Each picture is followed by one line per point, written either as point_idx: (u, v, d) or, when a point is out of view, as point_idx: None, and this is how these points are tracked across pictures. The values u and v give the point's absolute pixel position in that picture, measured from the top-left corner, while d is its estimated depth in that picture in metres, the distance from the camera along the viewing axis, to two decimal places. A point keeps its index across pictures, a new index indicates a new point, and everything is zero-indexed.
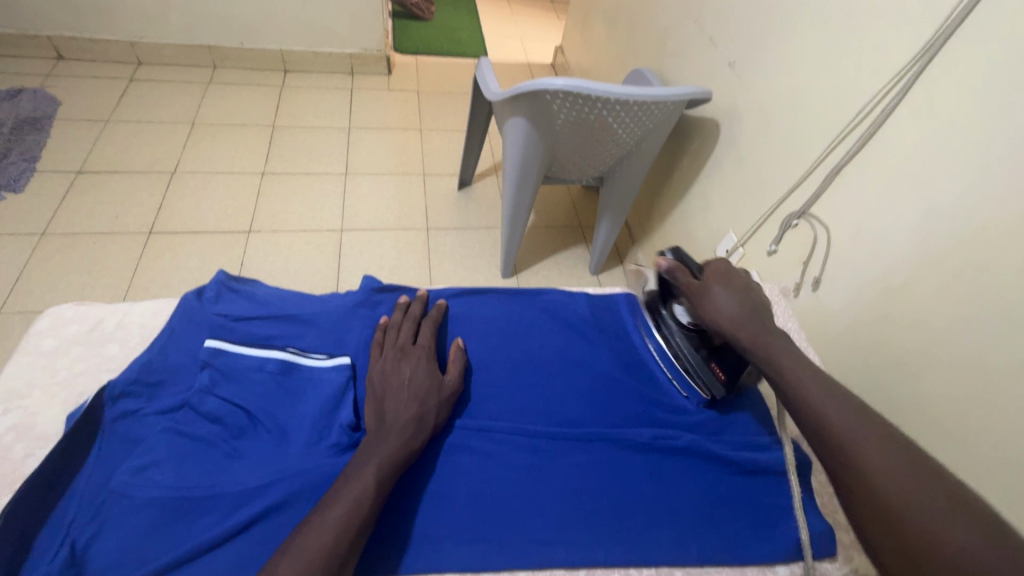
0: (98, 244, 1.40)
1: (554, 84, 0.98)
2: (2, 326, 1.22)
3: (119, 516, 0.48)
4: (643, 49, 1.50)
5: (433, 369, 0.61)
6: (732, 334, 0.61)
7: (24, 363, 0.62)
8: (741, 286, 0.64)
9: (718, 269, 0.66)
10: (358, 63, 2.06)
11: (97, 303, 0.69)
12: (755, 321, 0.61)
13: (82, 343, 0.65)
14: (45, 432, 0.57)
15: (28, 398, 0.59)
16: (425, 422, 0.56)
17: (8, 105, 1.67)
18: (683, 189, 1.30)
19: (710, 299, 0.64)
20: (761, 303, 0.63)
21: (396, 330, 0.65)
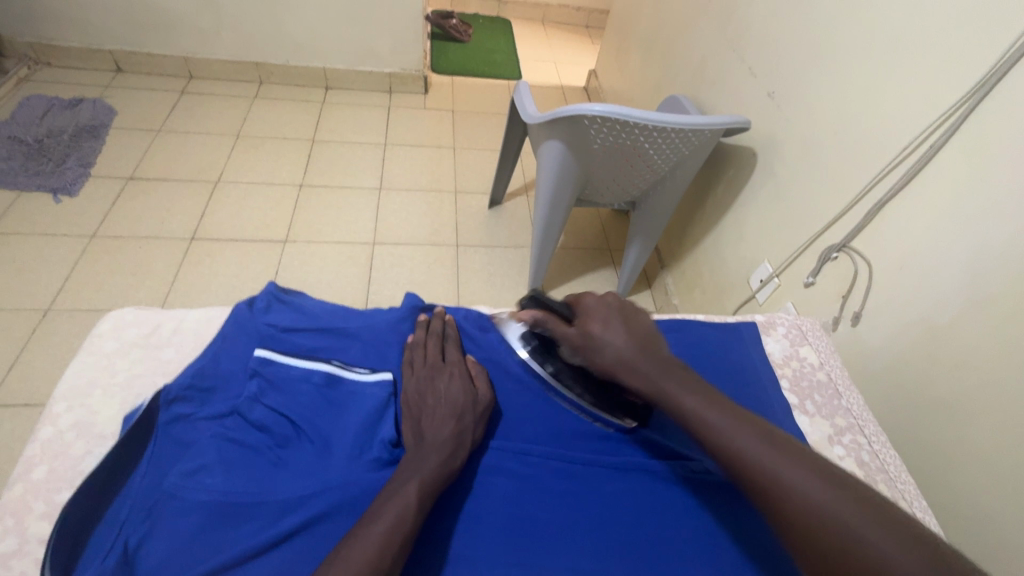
0: (143, 248, 1.46)
1: (593, 109, 1.00)
2: (51, 323, 1.28)
3: (169, 517, 0.50)
4: (680, 76, 1.51)
5: (466, 383, 0.61)
6: (623, 381, 0.57)
7: (87, 362, 0.65)
8: (621, 320, 0.60)
9: (590, 308, 0.61)
10: (397, 82, 2.13)
11: (156, 307, 0.72)
12: (648, 356, 0.57)
13: (140, 346, 0.67)
14: (103, 431, 0.60)
15: (89, 396, 0.62)
16: (463, 439, 0.56)
17: (69, 114, 1.77)
18: (716, 216, 1.29)
19: (596, 346, 0.59)
20: (640, 326, 0.60)
21: (422, 348, 0.65)
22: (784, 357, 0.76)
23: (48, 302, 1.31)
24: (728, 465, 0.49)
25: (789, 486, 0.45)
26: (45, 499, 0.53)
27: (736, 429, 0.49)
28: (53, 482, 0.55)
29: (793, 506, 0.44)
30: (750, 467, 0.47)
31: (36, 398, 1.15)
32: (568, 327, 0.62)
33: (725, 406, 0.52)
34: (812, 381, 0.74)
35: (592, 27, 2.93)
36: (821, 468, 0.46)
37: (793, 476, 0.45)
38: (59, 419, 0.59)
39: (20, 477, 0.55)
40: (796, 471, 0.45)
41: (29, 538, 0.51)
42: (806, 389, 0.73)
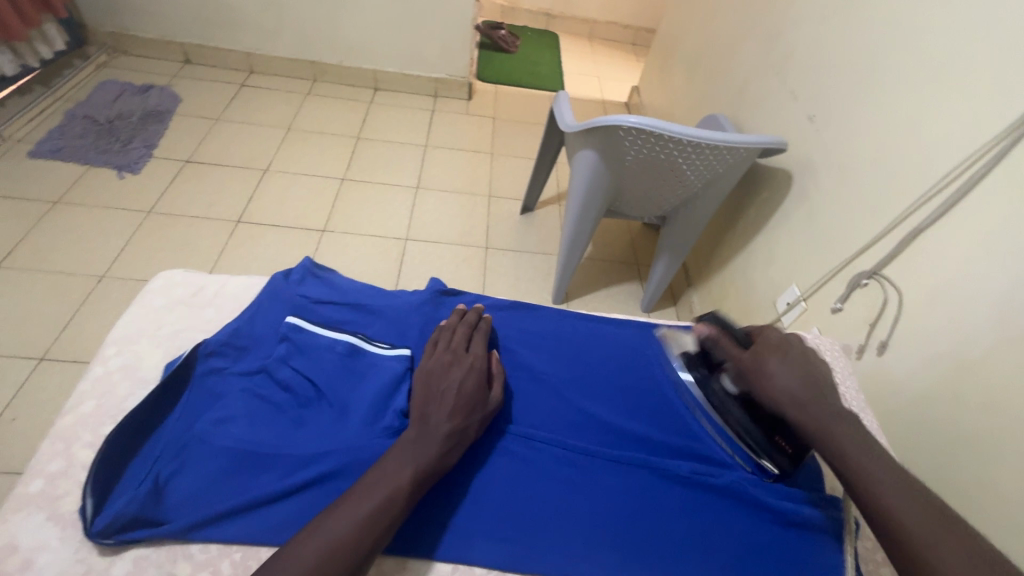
0: (192, 226, 1.55)
1: (626, 121, 1.02)
2: (103, 290, 1.37)
3: (195, 458, 0.54)
4: (721, 96, 1.52)
5: (482, 380, 0.62)
6: (788, 418, 0.58)
7: (137, 313, 0.70)
8: (800, 361, 0.62)
9: (773, 343, 0.64)
10: (443, 87, 2.20)
11: (203, 272, 0.77)
12: (821, 399, 0.58)
13: (185, 304, 0.73)
14: (146, 375, 0.65)
15: (137, 344, 0.67)
16: (465, 435, 0.58)
17: (139, 98, 1.91)
18: (747, 237, 1.28)
19: (768, 376, 0.61)
20: (821, 372, 0.61)
21: (449, 334, 0.66)
22: None
23: (103, 270, 1.41)
24: (873, 514, 0.49)
25: (938, 557, 0.44)
26: (91, 431, 0.59)
27: (879, 470, 0.50)
28: (98, 417, 0.60)
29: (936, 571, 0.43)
30: (895, 525, 0.47)
31: (83, 358, 1.23)
32: (742, 351, 0.66)
33: (868, 441, 0.53)
34: None
35: (638, 45, 2.96)
36: (981, 551, 0.43)
37: (945, 549, 0.44)
38: (110, 361, 0.65)
39: (72, 408, 0.60)
40: (941, 532, 0.45)
41: (75, 464, 0.56)
42: None
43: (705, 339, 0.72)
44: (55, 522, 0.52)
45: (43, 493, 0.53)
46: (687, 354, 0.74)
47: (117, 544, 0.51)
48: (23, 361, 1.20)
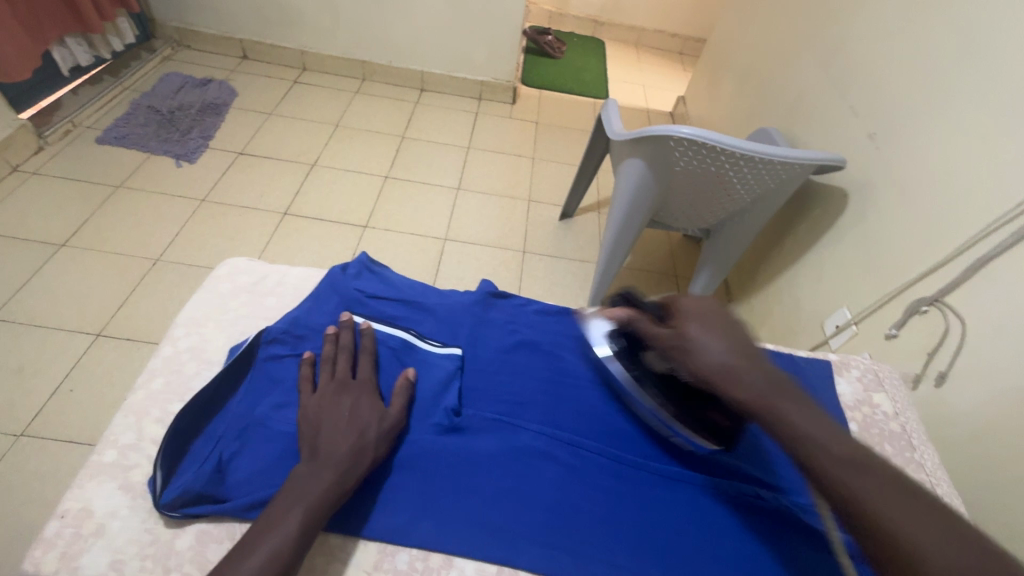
0: (243, 216, 1.61)
1: (681, 131, 1.00)
2: (158, 272, 1.43)
3: (252, 441, 0.56)
4: (774, 110, 1.48)
5: (373, 404, 0.59)
6: (723, 391, 0.52)
7: (205, 297, 0.73)
8: (723, 327, 0.56)
9: (696, 311, 0.57)
10: (487, 90, 2.22)
11: (264, 261, 0.80)
12: (755, 370, 0.52)
13: (249, 291, 0.75)
14: (212, 356, 0.67)
15: (203, 326, 0.70)
16: (361, 460, 0.54)
17: (199, 91, 1.99)
18: (795, 255, 1.24)
19: (694, 351, 0.55)
20: (744, 336, 0.56)
21: (327, 363, 0.62)
22: (855, 401, 0.73)
23: (159, 253, 1.47)
24: (850, 512, 0.43)
25: (930, 550, 0.38)
26: (161, 407, 0.61)
27: (850, 457, 0.45)
28: (168, 394, 0.62)
29: (938, 573, 0.37)
30: (878, 520, 0.41)
31: (136, 336, 1.29)
32: (661, 326, 0.60)
33: (821, 422, 0.48)
34: (883, 430, 0.70)
35: (686, 55, 2.93)
36: (966, 533, 0.39)
37: (943, 543, 0.39)
38: (179, 341, 0.68)
39: (143, 383, 0.63)
40: (934, 527, 0.40)
41: (145, 437, 0.59)
42: (876, 436, 0.69)
43: (620, 322, 0.66)
44: (125, 490, 0.54)
45: (115, 463, 0.56)
46: (615, 341, 0.67)
47: (180, 518, 0.52)
48: (82, 336, 1.27)
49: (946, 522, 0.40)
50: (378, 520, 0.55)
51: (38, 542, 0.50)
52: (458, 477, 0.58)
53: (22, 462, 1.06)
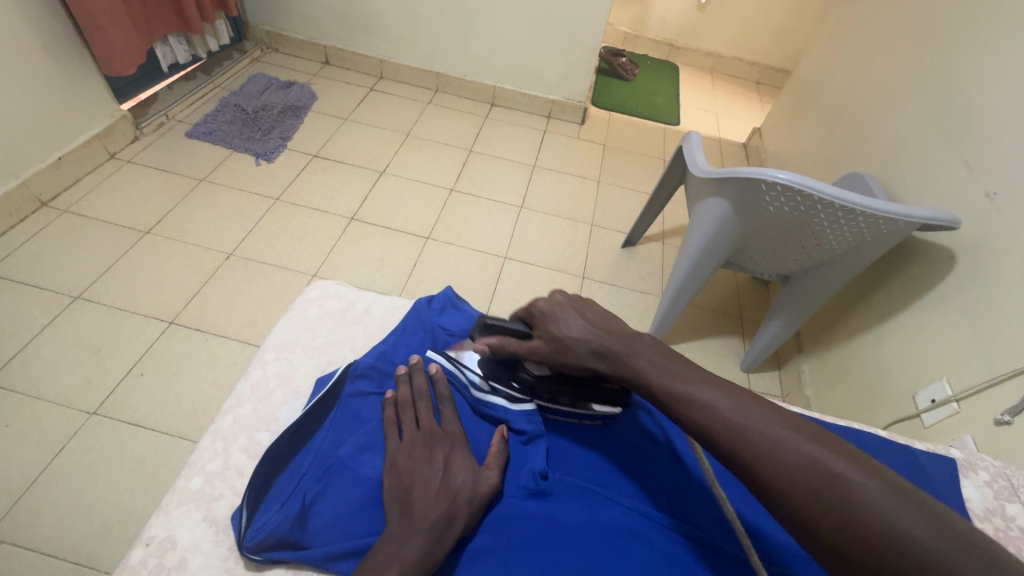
0: (312, 217, 1.65)
1: (777, 175, 0.95)
2: (229, 266, 1.48)
3: (336, 484, 0.58)
4: (868, 154, 1.39)
5: (466, 463, 0.58)
6: (598, 368, 0.57)
7: (297, 320, 0.79)
8: (577, 313, 0.61)
9: (547, 314, 0.62)
10: (557, 109, 2.21)
11: (352, 287, 0.85)
12: (614, 339, 0.57)
13: (337, 318, 0.81)
14: (298, 385, 0.72)
15: (292, 352, 0.75)
16: (453, 524, 0.53)
17: (282, 93, 2.08)
18: (885, 314, 1.15)
19: (566, 347, 0.59)
20: (600, 313, 0.61)
21: (410, 413, 0.63)
22: (986, 509, 0.65)
23: (232, 248, 1.53)
24: (696, 429, 0.47)
25: (781, 452, 0.42)
26: (247, 435, 0.66)
27: (707, 386, 0.49)
28: (255, 421, 0.68)
29: (767, 458, 0.43)
30: (736, 431, 0.45)
31: (204, 328, 1.33)
32: (531, 339, 0.63)
33: (677, 363, 0.53)
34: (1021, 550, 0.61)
35: (762, 84, 2.84)
36: (772, 403, 0.47)
37: (784, 437, 0.43)
38: (269, 365, 0.73)
39: (233, 408, 0.69)
40: (778, 425, 0.44)
41: (230, 465, 0.63)
42: None
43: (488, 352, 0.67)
44: (209, 523, 0.59)
45: (202, 491, 0.61)
46: (487, 370, 0.68)
47: (262, 562, 0.55)
48: (155, 322, 1.32)
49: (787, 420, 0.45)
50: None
51: (125, 566, 0.54)
52: (551, 550, 0.54)
53: (91, 442, 1.11)
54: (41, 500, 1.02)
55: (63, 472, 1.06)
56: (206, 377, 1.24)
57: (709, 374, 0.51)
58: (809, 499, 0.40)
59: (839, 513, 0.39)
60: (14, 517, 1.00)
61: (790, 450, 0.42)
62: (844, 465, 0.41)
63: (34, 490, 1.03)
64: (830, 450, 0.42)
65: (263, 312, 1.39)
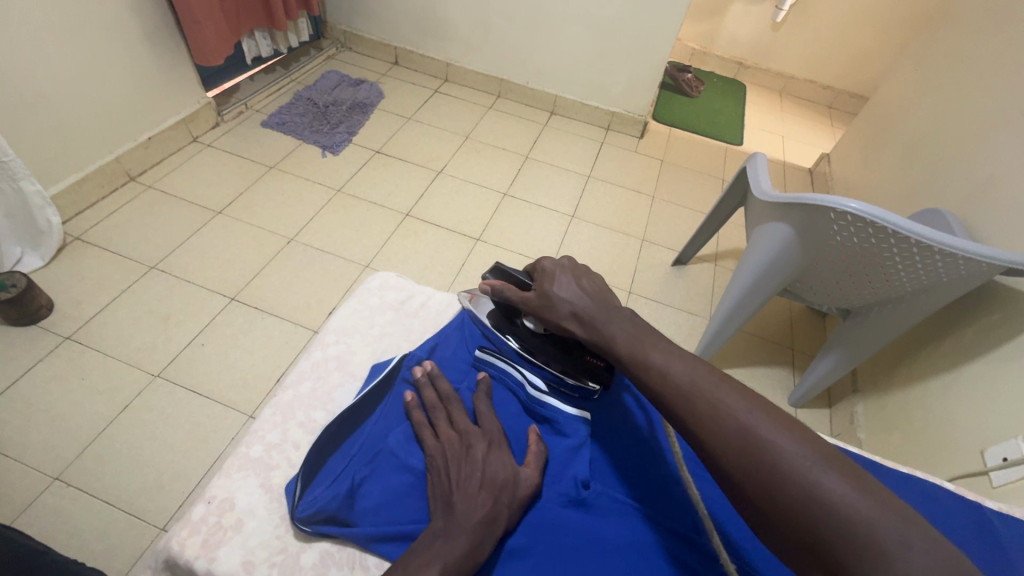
0: (369, 211, 1.72)
1: (847, 205, 0.91)
2: (289, 251, 1.55)
3: (380, 479, 0.59)
4: (950, 189, 1.30)
5: (507, 459, 0.58)
6: (574, 330, 0.61)
7: (357, 307, 0.83)
8: (577, 278, 0.65)
9: (547, 275, 0.66)
10: (617, 121, 2.20)
11: (411, 280, 0.88)
12: (599, 308, 0.60)
13: (395, 309, 0.84)
14: (355, 369, 0.75)
15: (351, 338, 0.79)
16: (494, 523, 0.53)
17: (352, 90, 2.17)
18: (957, 360, 1.07)
19: (552, 305, 0.63)
20: (598, 284, 0.64)
21: (446, 408, 0.64)
22: None
23: (293, 234, 1.60)
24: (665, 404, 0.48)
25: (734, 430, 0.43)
26: (304, 412, 0.70)
27: (681, 365, 0.49)
28: (312, 399, 0.71)
29: (723, 435, 0.43)
30: (685, 395, 0.47)
31: (262, 307, 1.40)
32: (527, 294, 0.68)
33: (667, 348, 0.52)
34: None
35: (835, 109, 2.73)
36: (729, 380, 0.47)
37: (729, 402, 0.45)
38: (329, 347, 0.77)
39: (292, 384, 0.72)
40: (741, 403, 0.44)
41: (287, 439, 0.67)
42: None
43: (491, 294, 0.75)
44: (264, 490, 0.62)
45: (260, 460, 0.64)
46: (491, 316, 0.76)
47: (311, 534, 0.58)
48: (219, 297, 1.40)
49: (742, 396, 0.45)
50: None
51: (186, 521, 0.58)
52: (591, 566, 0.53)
53: (153, 402, 1.19)
54: (105, 451, 1.11)
55: (126, 427, 1.14)
56: (260, 353, 1.31)
57: (679, 353, 0.51)
58: (759, 484, 0.40)
59: (764, 479, 0.40)
60: (80, 463, 1.08)
61: (766, 448, 0.41)
62: (775, 429, 0.42)
63: (100, 441, 1.12)
64: (766, 417, 0.43)
65: (317, 298, 1.45)
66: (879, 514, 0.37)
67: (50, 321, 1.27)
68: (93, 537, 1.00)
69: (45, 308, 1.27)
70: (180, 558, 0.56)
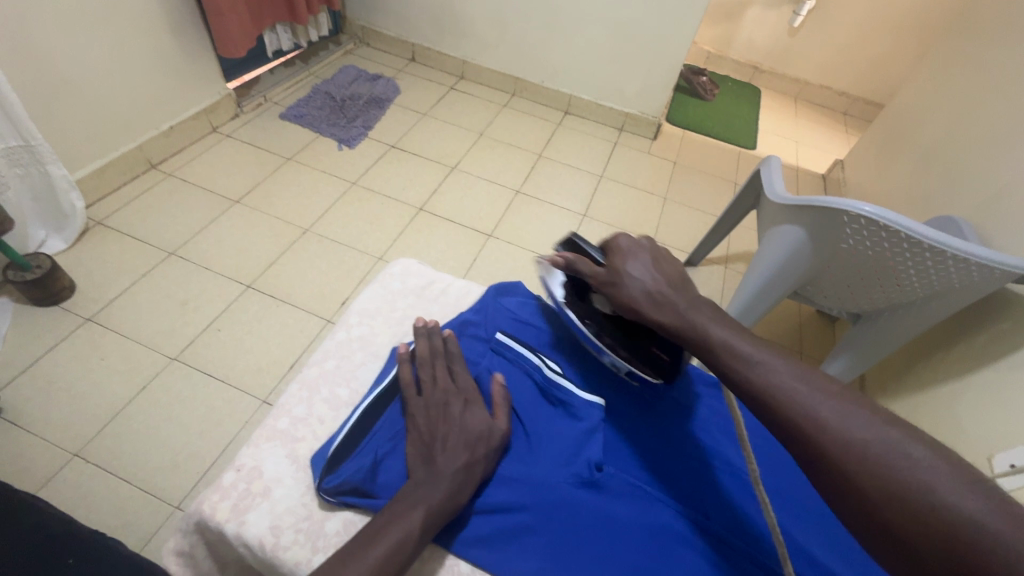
0: (383, 204, 1.74)
1: (861, 209, 0.92)
2: (305, 242, 1.58)
3: (373, 433, 0.63)
4: (965, 197, 1.30)
5: (482, 414, 0.62)
6: (649, 314, 0.57)
7: (381, 290, 0.85)
8: (656, 262, 0.62)
9: (626, 254, 0.63)
10: (631, 122, 2.21)
11: (433, 267, 0.90)
12: (677, 292, 0.58)
13: (417, 294, 0.86)
14: (378, 351, 0.77)
15: (374, 320, 0.81)
16: (472, 471, 0.57)
17: (369, 85, 2.19)
18: (968, 366, 1.07)
19: (626, 283, 0.60)
20: (675, 271, 0.61)
21: (431, 367, 0.67)
22: None
23: (308, 224, 1.63)
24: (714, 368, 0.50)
25: (789, 391, 0.43)
26: (329, 389, 0.72)
27: (732, 335, 0.50)
28: (336, 376, 0.73)
29: (775, 396, 0.44)
30: (790, 403, 0.43)
31: (277, 295, 1.43)
32: (599, 270, 0.64)
33: (717, 319, 0.53)
34: None
35: (850, 116, 2.72)
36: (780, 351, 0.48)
37: (839, 414, 0.41)
38: (353, 329, 0.79)
39: (317, 362, 0.75)
40: (792, 369, 0.45)
41: (312, 413, 0.69)
42: None
43: (562, 267, 0.70)
44: (291, 460, 0.64)
45: (287, 432, 0.66)
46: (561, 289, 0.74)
47: (335, 504, 0.59)
48: (235, 285, 1.43)
49: (795, 363, 0.46)
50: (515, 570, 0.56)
51: (217, 487, 0.60)
52: (596, 542, 0.56)
53: (169, 384, 1.22)
54: (123, 429, 1.13)
55: (143, 408, 1.17)
56: (274, 340, 1.34)
57: (726, 321, 0.53)
58: (818, 444, 0.41)
59: (821, 439, 0.41)
60: (99, 441, 1.11)
61: (821, 410, 0.42)
62: (893, 438, 0.39)
63: (118, 420, 1.14)
64: (815, 381, 0.44)
65: (331, 288, 1.47)
66: (943, 474, 0.37)
67: (72, 303, 1.31)
68: (110, 512, 1.03)
69: (68, 289, 1.30)
70: (212, 521, 0.58)
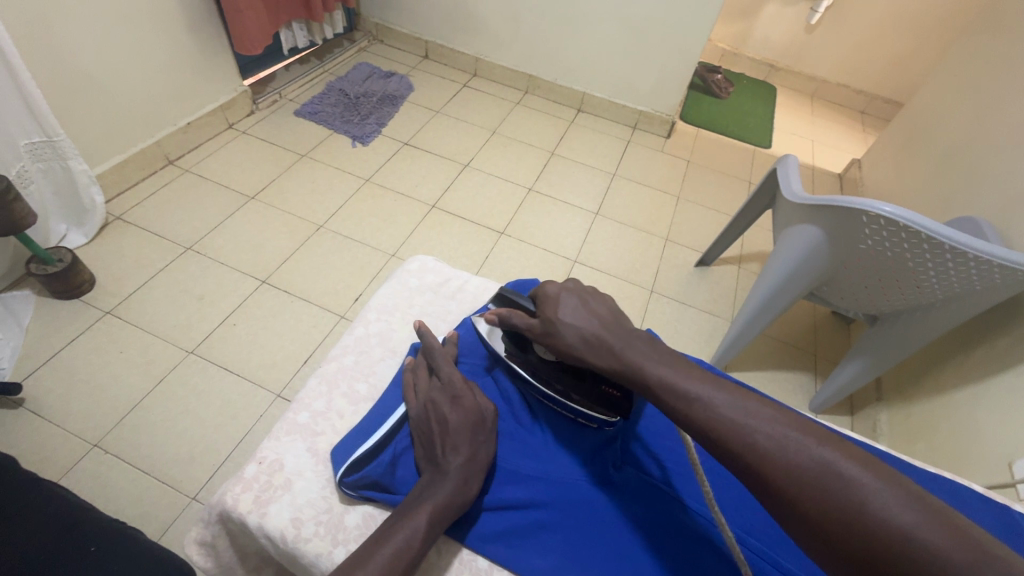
0: (396, 201, 1.75)
1: (880, 209, 0.90)
2: (319, 238, 1.59)
3: (383, 425, 0.63)
4: (987, 198, 1.28)
5: (469, 404, 0.60)
6: (586, 360, 0.55)
7: (398, 287, 0.85)
8: (588, 302, 0.58)
9: (554, 300, 0.59)
10: (644, 120, 2.20)
11: (449, 265, 0.90)
12: (611, 331, 0.55)
13: (433, 291, 0.86)
14: (395, 347, 0.78)
15: (391, 316, 0.81)
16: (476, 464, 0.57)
17: (383, 82, 2.20)
18: (988, 369, 1.05)
19: (559, 331, 0.57)
20: (606, 306, 0.59)
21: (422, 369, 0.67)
22: None
23: (322, 221, 1.64)
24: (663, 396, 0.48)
25: (731, 420, 0.43)
26: (348, 384, 0.72)
27: (679, 371, 0.49)
28: (355, 371, 0.74)
29: (718, 425, 0.44)
30: (738, 429, 0.43)
31: (291, 291, 1.44)
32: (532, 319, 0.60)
33: (658, 353, 0.51)
34: None
35: (868, 114, 2.69)
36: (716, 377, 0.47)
37: (782, 439, 0.41)
38: (370, 325, 0.79)
39: (336, 357, 0.75)
40: (733, 395, 0.45)
41: (331, 408, 0.70)
42: None
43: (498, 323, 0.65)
44: (312, 454, 0.65)
45: (308, 426, 0.67)
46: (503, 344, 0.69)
47: (355, 497, 0.60)
48: (250, 280, 1.45)
49: (734, 389, 0.46)
50: (530, 565, 0.57)
51: (240, 478, 0.61)
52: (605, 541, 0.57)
53: (185, 377, 1.23)
54: (141, 421, 1.15)
55: (160, 400, 1.19)
56: (288, 335, 1.35)
57: (664, 352, 0.52)
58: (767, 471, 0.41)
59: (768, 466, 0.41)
60: (117, 432, 1.13)
61: (763, 436, 0.42)
62: (832, 461, 0.39)
63: (136, 412, 1.16)
64: (750, 406, 0.44)
65: (344, 284, 1.49)
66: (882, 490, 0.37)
67: (92, 296, 1.33)
68: (129, 502, 1.05)
69: (87, 283, 1.33)
70: (234, 512, 0.59)
